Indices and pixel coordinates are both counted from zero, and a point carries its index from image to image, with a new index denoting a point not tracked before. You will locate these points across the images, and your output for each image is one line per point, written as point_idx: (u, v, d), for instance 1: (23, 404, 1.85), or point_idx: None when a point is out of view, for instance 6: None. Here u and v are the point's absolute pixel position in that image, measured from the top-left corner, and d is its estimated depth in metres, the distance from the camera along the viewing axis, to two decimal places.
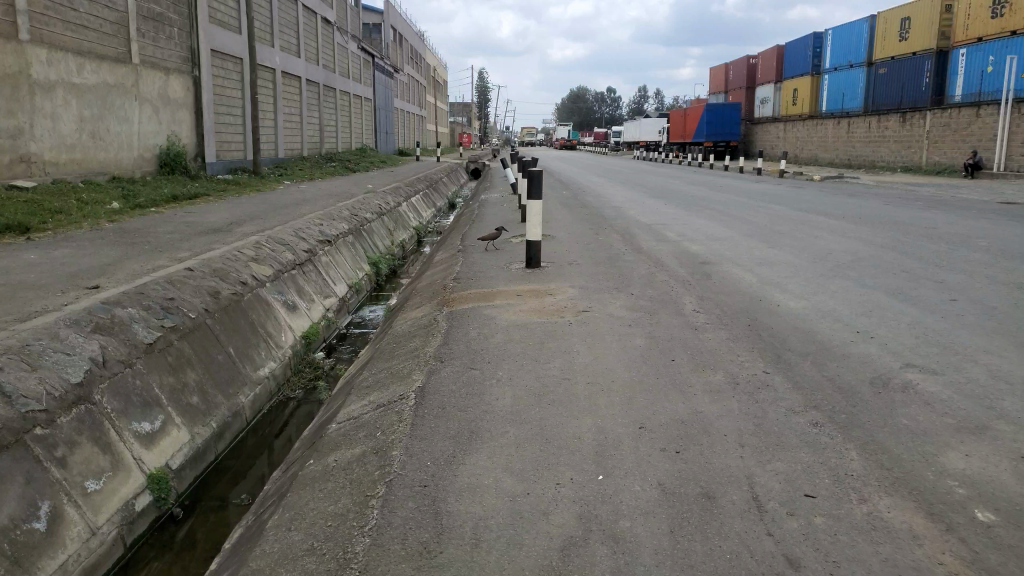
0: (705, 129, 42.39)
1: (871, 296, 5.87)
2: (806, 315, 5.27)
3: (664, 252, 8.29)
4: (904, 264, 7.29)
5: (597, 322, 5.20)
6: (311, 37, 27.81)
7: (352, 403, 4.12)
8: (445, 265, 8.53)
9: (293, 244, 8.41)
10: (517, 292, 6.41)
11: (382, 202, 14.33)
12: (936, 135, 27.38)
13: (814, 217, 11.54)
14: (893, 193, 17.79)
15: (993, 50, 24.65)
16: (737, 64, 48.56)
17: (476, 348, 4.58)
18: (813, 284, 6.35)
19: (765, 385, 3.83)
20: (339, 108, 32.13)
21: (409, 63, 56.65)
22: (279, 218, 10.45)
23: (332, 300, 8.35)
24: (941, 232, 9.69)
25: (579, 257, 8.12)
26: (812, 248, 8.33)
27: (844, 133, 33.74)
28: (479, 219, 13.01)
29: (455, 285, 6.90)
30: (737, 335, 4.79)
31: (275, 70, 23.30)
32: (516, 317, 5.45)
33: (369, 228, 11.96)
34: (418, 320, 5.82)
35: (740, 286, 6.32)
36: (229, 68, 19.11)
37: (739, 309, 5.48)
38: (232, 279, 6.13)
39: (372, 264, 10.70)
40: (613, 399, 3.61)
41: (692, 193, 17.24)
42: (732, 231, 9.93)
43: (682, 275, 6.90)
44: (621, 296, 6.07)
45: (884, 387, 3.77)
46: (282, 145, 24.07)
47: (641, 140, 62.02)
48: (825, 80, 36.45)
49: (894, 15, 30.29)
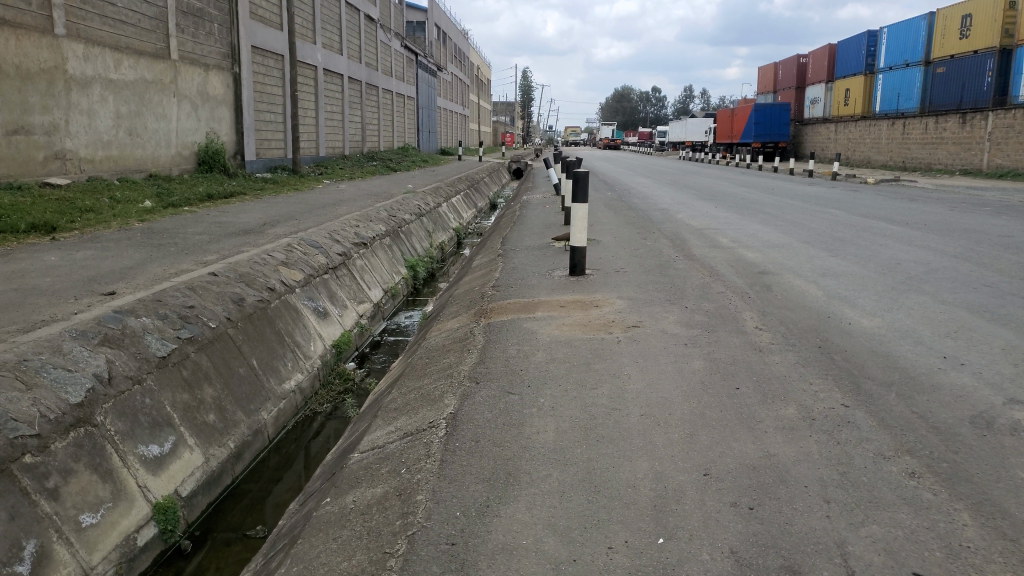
0: (753, 130, 41.36)
1: (953, 313, 5.28)
2: (882, 335, 4.73)
3: (717, 260, 7.77)
4: (982, 277, 6.65)
5: (649, 340, 4.76)
6: (354, 34, 27.76)
7: (376, 429, 3.84)
8: (484, 270, 8.15)
9: (327, 247, 8.16)
10: (561, 302, 5.99)
11: (421, 202, 14.05)
12: (998, 138, 26.13)
13: (875, 224, 10.87)
14: (958, 197, 16.85)
15: None
16: (786, 63, 47.23)
17: (514, 368, 4.20)
18: (885, 299, 5.77)
19: (847, 421, 3.34)
20: (381, 107, 32.14)
21: (453, 62, 56.65)
22: (313, 219, 10.19)
23: (367, 306, 8.06)
24: (1017, 241, 8.95)
25: (627, 264, 7.67)
26: (879, 257, 7.71)
27: (899, 135, 32.53)
28: (521, 220, 12.60)
29: (496, 293, 6.51)
30: (808, 358, 4.30)
31: (317, 68, 23.27)
32: (559, 332, 5.05)
33: (407, 230, 11.67)
34: (453, 334, 5.44)
35: (804, 300, 5.79)
36: (270, 65, 19.09)
37: (806, 328, 4.96)
38: (259, 285, 5.98)
39: (410, 267, 10.39)
40: (671, 436, 3.18)
41: (743, 196, 16.61)
42: (789, 238, 9.34)
43: (740, 286, 6.40)
44: (675, 310, 5.60)
45: (987, 428, 3.24)
46: (324, 143, 24.05)
47: (686, 141, 61.00)
48: (879, 79, 35.13)
49: (955, 13, 29.10)
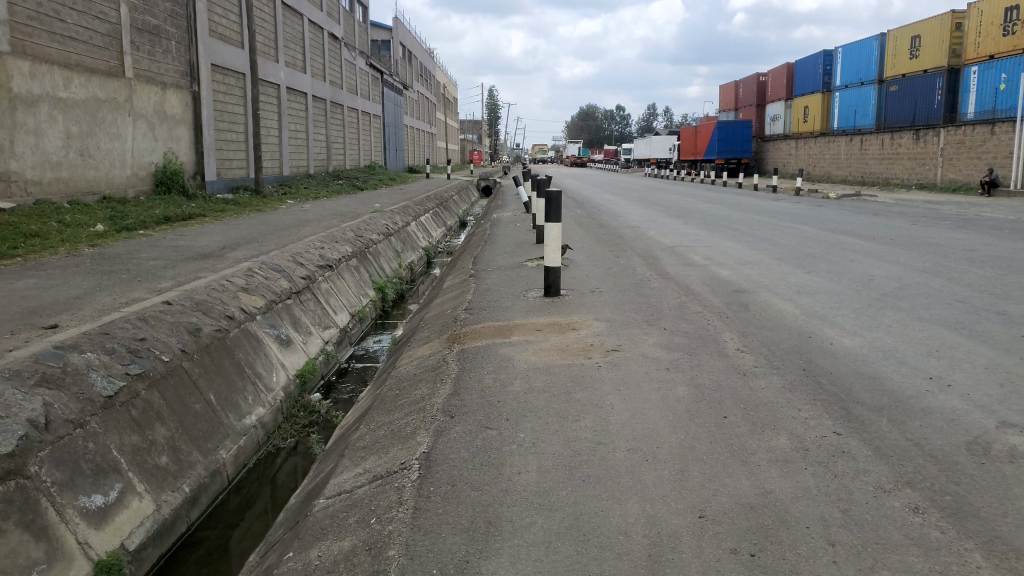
0: (716, 146, 41.89)
1: (933, 329, 5.15)
2: (865, 356, 4.58)
3: (691, 278, 7.65)
4: (954, 290, 6.57)
5: (630, 365, 4.58)
6: (317, 52, 27.44)
7: (344, 470, 3.69)
8: (456, 292, 7.93)
9: (290, 270, 7.94)
10: (536, 326, 5.79)
11: (389, 221, 13.80)
12: (950, 153, 26.73)
13: (843, 239, 10.87)
14: (918, 211, 17.06)
15: (1005, 67, 24.10)
16: (747, 80, 47.94)
17: (491, 399, 4.04)
18: (862, 317, 5.65)
19: (842, 451, 3.18)
20: (347, 125, 31.80)
21: (419, 80, 56.48)
22: (276, 241, 9.90)
23: (333, 331, 7.82)
24: (982, 254, 8.95)
25: (601, 284, 7.51)
26: (851, 273, 7.62)
27: (857, 150, 33.16)
28: (492, 239, 12.41)
29: (468, 317, 6.28)
30: (794, 382, 4.15)
31: (279, 86, 22.90)
32: (536, 356, 4.88)
33: (374, 250, 11.41)
34: (425, 360, 5.21)
35: (783, 320, 5.65)
36: (231, 83, 18.73)
37: (789, 349, 4.82)
38: (216, 314, 5.81)
39: (378, 289, 10.12)
40: (662, 473, 3.03)
41: (709, 212, 16.63)
42: (760, 254, 9.27)
43: (716, 305, 6.26)
44: (653, 332, 5.43)
45: (984, 455, 3.07)
46: (287, 163, 23.65)
47: (651, 157, 61.56)
48: (836, 97, 35.79)
49: (904, 34, 29.74)
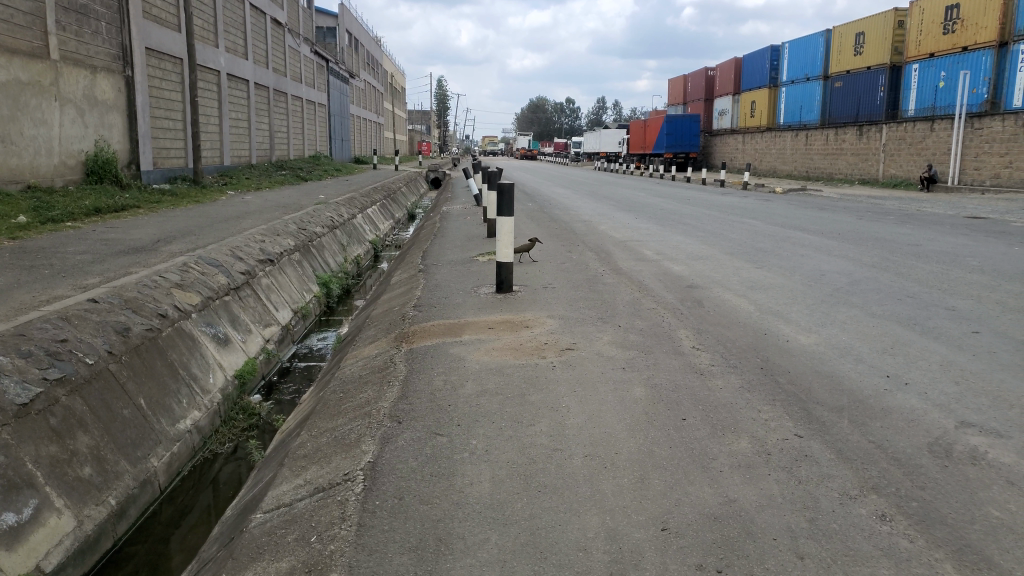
0: (665, 140, 42.29)
1: (887, 326, 5.16)
2: (822, 353, 4.54)
3: (644, 273, 7.58)
4: (903, 286, 6.63)
5: (586, 365, 4.45)
6: (260, 38, 26.63)
7: (283, 482, 3.45)
8: (405, 288, 7.69)
9: (228, 266, 7.66)
10: (488, 324, 5.62)
11: (334, 214, 13.46)
12: (891, 149, 27.49)
13: (793, 233, 10.98)
14: (863, 206, 17.44)
15: (944, 65, 24.88)
16: (694, 75, 48.49)
17: (440, 403, 3.88)
18: (817, 313, 5.64)
19: (805, 455, 3.10)
20: (290, 114, 31.02)
21: (365, 69, 55.51)
22: (215, 234, 9.51)
23: (274, 330, 7.60)
24: (927, 249, 9.13)
25: (554, 279, 7.39)
26: (803, 268, 7.64)
27: (802, 146, 33.87)
28: (442, 232, 12.21)
29: (417, 314, 6.08)
30: (752, 381, 4.06)
31: (219, 72, 22.13)
32: (488, 356, 4.71)
33: (319, 244, 11.10)
34: (371, 362, 5.00)
35: (738, 316, 5.60)
36: (167, 69, 17.99)
37: (745, 347, 4.75)
38: (147, 312, 5.49)
39: (323, 284, 9.84)
40: (621, 481, 2.89)
41: (661, 206, 16.68)
42: (713, 249, 9.27)
43: (671, 301, 6.19)
44: (608, 329, 5.31)
45: (946, 456, 3.02)
46: (228, 152, 22.92)
47: (601, 151, 61.87)
48: (782, 92, 36.46)
49: (849, 31, 30.42)
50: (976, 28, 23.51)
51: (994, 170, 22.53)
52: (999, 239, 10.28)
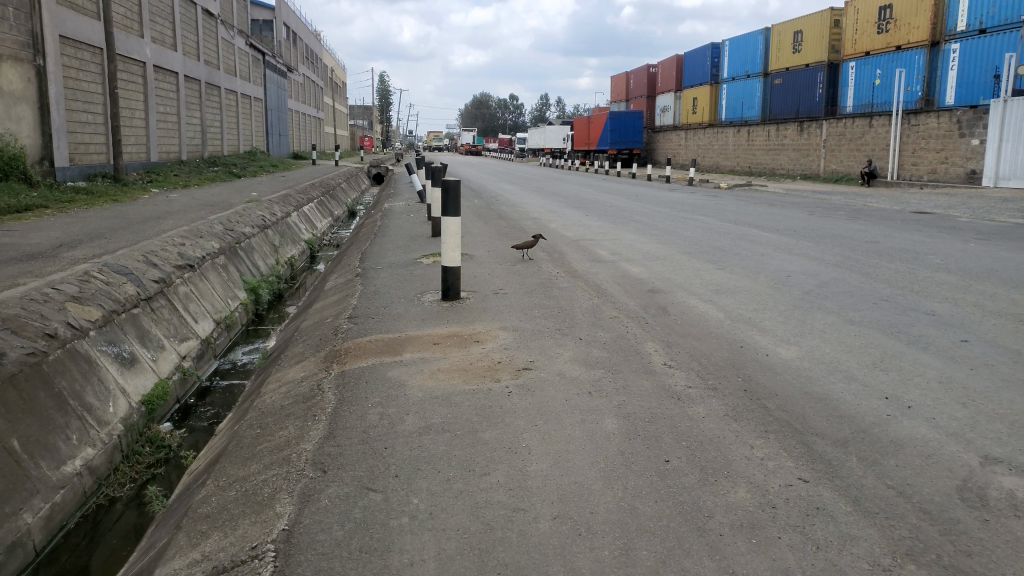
0: (609, 136, 42.15)
1: (869, 335, 4.71)
2: (809, 370, 4.05)
3: (600, 276, 7.04)
4: (873, 287, 6.24)
5: (546, 390, 3.85)
6: (189, 28, 25.25)
7: (176, 550, 2.77)
8: (339, 295, 7.01)
9: (138, 273, 6.84)
10: (432, 338, 5.03)
11: (266, 213, 12.59)
12: (832, 145, 27.76)
13: (747, 231, 10.60)
14: (809, 202, 17.38)
15: (880, 63, 25.17)
16: (637, 71, 48.50)
17: (373, 448, 3.30)
18: (791, 321, 5.16)
19: (817, 507, 2.58)
20: (224, 107, 29.63)
21: (304, 62, 53.85)
22: (128, 237, 8.62)
23: (192, 344, 6.83)
24: (885, 247, 8.84)
25: (505, 283, 6.79)
26: (766, 269, 7.21)
27: (745, 141, 34.07)
28: (382, 231, 11.49)
29: (351, 329, 5.44)
30: (736, 408, 3.54)
31: (145, 63, 20.80)
32: (431, 379, 4.13)
33: (247, 246, 10.27)
34: (296, 390, 4.40)
35: (708, 325, 5.09)
36: (85, 58, 16.73)
37: (722, 363, 4.23)
38: (31, 332, 4.68)
39: (251, 290, 9.07)
40: (601, 555, 2.31)
41: (610, 203, 16.24)
42: (668, 249, 8.82)
43: (633, 308, 5.66)
44: (567, 344, 4.73)
45: (982, 507, 2.53)
46: (154, 147, 21.60)
47: (544, 147, 61.51)
48: (723, 89, 36.64)
49: (787, 29, 30.69)
50: (908, 28, 23.81)
51: (932, 166, 22.88)
52: (954, 236, 10.08)
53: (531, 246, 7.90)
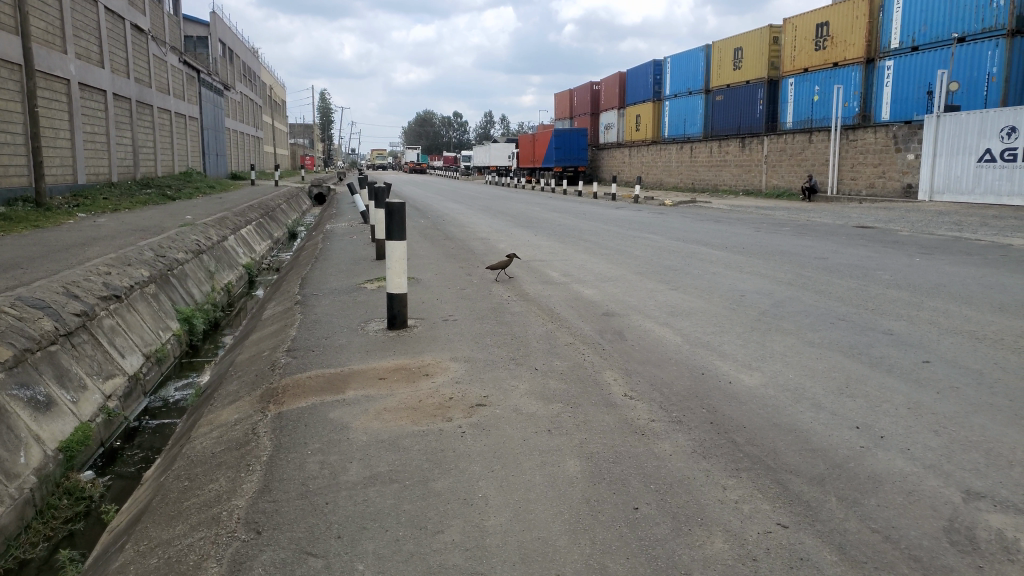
0: (554, 154, 42.34)
1: (833, 360, 4.58)
2: (775, 400, 3.89)
3: (553, 299, 6.84)
4: (829, 306, 6.19)
5: (501, 429, 3.59)
6: (118, 45, 24.38)
7: None
8: (277, 326, 6.63)
9: (56, 306, 6.33)
10: (379, 372, 4.71)
11: (201, 237, 12.05)
12: (772, 160, 28.39)
13: (697, 249, 10.57)
14: (754, 217, 17.59)
15: (817, 79, 25.94)
16: (579, 89, 49.01)
17: (314, 505, 2.97)
18: (750, 344, 5.02)
19: (801, 558, 2.37)
20: (157, 127, 28.67)
21: (241, 81, 52.75)
22: (47, 266, 8.06)
23: (118, 382, 6.35)
24: (834, 263, 8.88)
25: (455, 309, 6.52)
26: (720, 288, 7.11)
27: (687, 158, 34.61)
28: (325, 254, 11.10)
29: (290, 365, 5.08)
30: (704, 444, 3.34)
31: (70, 81, 19.96)
32: (377, 421, 3.82)
33: (180, 272, 9.78)
34: (229, 436, 4.04)
35: (666, 351, 4.91)
36: (2, 75, 15.95)
37: (685, 392, 4.04)
38: None
39: (184, 320, 8.59)
40: None
41: (558, 221, 16.13)
42: (620, 269, 8.68)
43: (588, 334, 5.45)
44: (522, 375, 4.48)
45: (975, 551, 2.36)
46: (82, 169, 20.70)
47: (489, 165, 61.50)
48: (666, 106, 37.20)
49: (727, 46, 31.40)
50: (845, 45, 24.58)
51: (869, 180, 23.56)
52: (899, 250, 10.21)
53: (505, 266, 7.85)
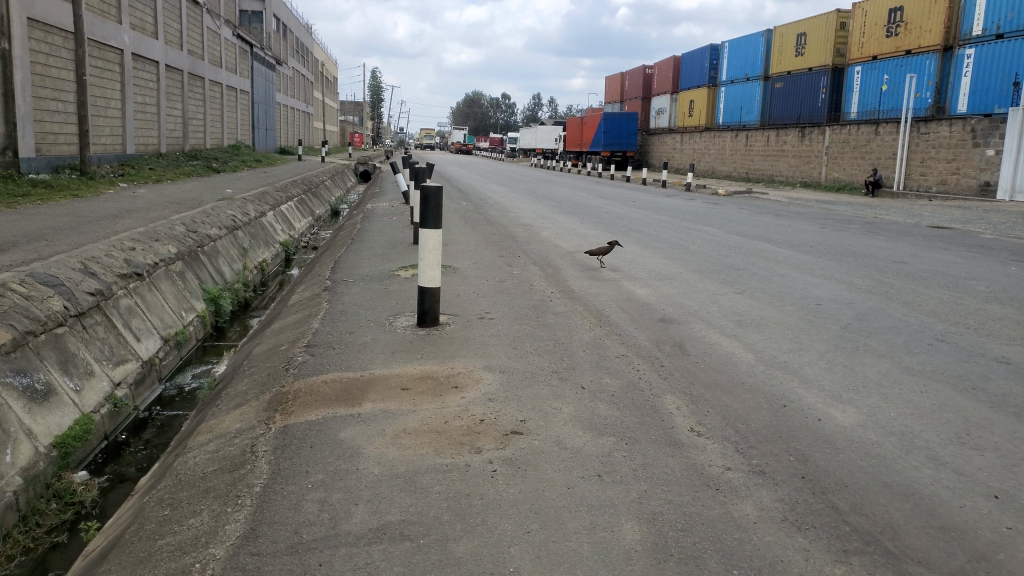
0: (603, 138, 41.30)
1: (941, 394, 3.83)
2: (879, 447, 3.17)
3: (602, 299, 6.14)
4: (922, 323, 5.37)
5: (541, 468, 2.94)
6: (173, 16, 24.19)
7: None
8: (302, 314, 6.07)
9: (69, 284, 5.80)
10: (403, 381, 4.10)
11: (237, 212, 11.61)
12: (834, 152, 26.96)
13: (758, 245, 9.74)
14: (815, 212, 16.52)
15: (888, 68, 24.46)
16: (633, 73, 47.73)
17: (304, 567, 2.33)
18: (837, 368, 4.26)
19: None
20: (208, 99, 28.56)
21: (294, 56, 52.69)
22: (70, 239, 7.64)
23: (131, 368, 5.80)
24: (916, 269, 7.98)
25: (493, 306, 5.88)
26: (791, 295, 6.33)
27: (742, 146, 33.28)
28: (361, 235, 10.57)
29: (306, 366, 4.47)
30: (800, 512, 2.62)
31: (123, 51, 19.78)
32: (394, 447, 3.19)
33: (210, 248, 9.31)
34: (225, 449, 3.41)
35: (737, 371, 4.20)
36: (56, 43, 15.76)
37: (766, 431, 3.33)
38: None
39: (211, 301, 8.12)
40: None
41: (606, 208, 15.36)
42: (676, 266, 7.92)
43: (645, 344, 4.77)
44: (566, 394, 3.82)
45: None
46: (131, 139, 20.59)
47: (536, 147, 60.52)
48: (721, 92, 35.87)
49: (790, 31, 29.99)
50: (920, 31, 23.09)
51: (941, 176, 22.12)
52: (986, 256, 9.22)
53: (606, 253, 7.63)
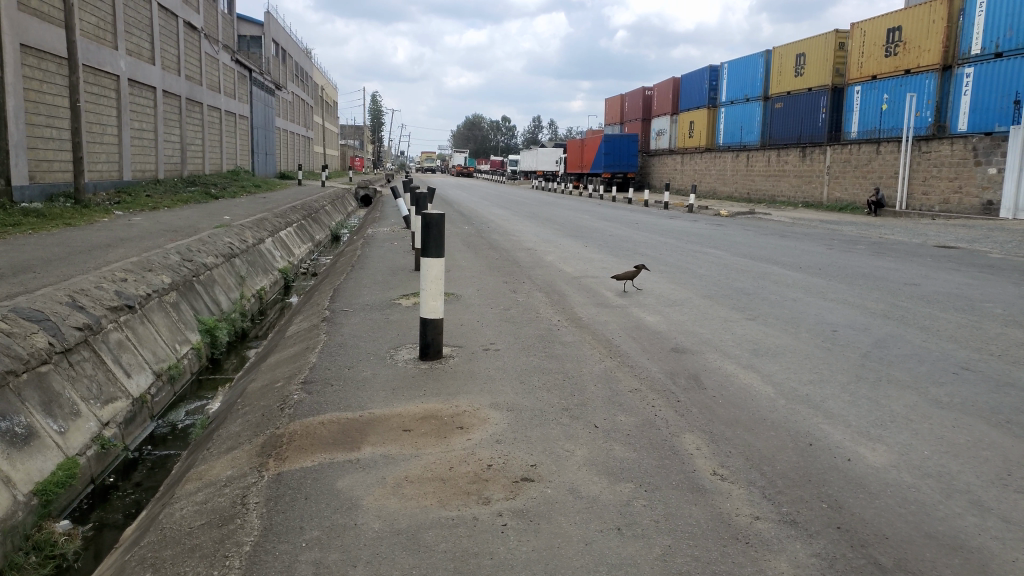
0: (603, 160, 41.30)
1: (975, 429, 3.61)
2: (919, 491, 2.94)
3: (611, 327, 5.93)
4: (944, 349, 5.16)
5: (556, 520, 2.72)
6: (170, 43, 24.23)
7: None
8: (299, 347, 5.85)
9: (56, 319, 5.59)
10: (405, 421, 3.87)
11: (235, 239, 11.44)
12: (836, 171, 26.88)
13: (766, 268, 9.55)
14: (820, 233, 16.36)
15: (887, 87, 24.47)
16: (632, 95, 47.89)
17: None
18: (862, 401, 4.04)
19: None
20: (206, 125, 28.56)
21: (294, 81, 52.91)
22: (61, 271, 7.45)
23: (120, 406, 5.57)
24: (929, 291, 7.79)
25: (498, 335, 5.67)
26: (805, 320, 6.13)
27: (743, 167, 33.25)
28: (361, 262, 10.37)
29: (302, 405, 4.25)
30: (840, 570, 2.39)
31: (119, 77, 19.74)
32: (395, 498, 2.97)
33: (206, 277, 9.12)
34: (214, 499, 3.18)
35: (757, 406, 3.98)
36: (50, 69, 15.68)
37: (794, 474, 3.11)
38: None
39: (206, 332, 7.91)
40: None
41: (609, 231, 15.19)
42: (685, 290, 7.72)
43: (658, 377, 4.55)
44: (580, 434, 3.59)
45: None
46: (128, 166, 20.48)
47: (537, 170, 60.60)
48: (720, 113, 35.92)
49: (790, 52, 30.09)
50: (918, 51, 23.12)
51: (944, 195, 22.00)
52: (998, 276, 9.04)
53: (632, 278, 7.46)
